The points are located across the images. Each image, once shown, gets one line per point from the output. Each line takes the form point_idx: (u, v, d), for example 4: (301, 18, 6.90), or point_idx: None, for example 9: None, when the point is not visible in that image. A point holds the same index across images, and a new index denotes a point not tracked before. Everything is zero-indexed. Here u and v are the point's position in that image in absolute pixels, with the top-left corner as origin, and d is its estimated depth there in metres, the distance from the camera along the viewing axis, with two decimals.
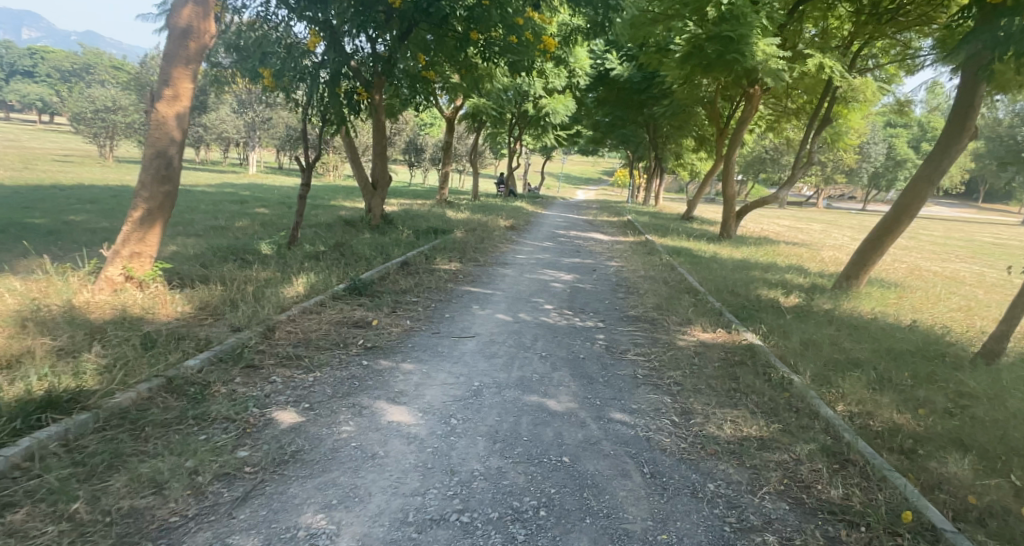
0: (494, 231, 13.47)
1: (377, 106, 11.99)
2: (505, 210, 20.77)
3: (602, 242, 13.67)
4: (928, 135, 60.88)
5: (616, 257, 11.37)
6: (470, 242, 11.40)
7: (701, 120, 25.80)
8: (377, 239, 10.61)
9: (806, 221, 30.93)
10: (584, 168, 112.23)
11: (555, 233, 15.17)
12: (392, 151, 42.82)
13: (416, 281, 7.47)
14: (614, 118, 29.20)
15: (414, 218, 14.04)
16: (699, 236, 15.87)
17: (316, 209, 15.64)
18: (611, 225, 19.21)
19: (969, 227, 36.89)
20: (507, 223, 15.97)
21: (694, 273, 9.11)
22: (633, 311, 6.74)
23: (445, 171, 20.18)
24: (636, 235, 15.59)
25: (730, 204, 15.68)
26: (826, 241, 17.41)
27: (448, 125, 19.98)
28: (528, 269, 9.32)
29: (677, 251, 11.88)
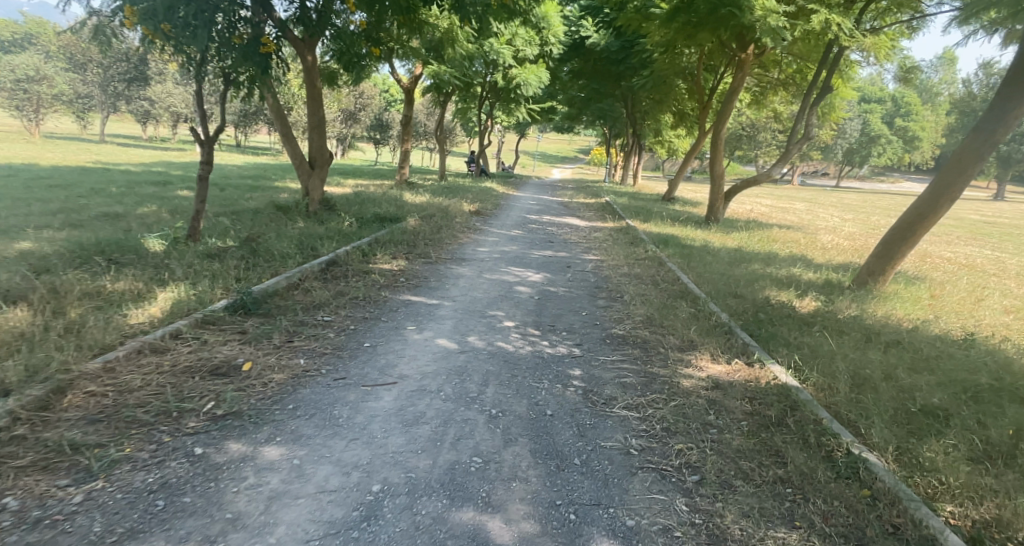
0: (455, 218, 11.81)
1: (311, 69, 10.44)
2: (473, 191, 19.07)
3: (577, 230, 12.12)
4: (903, 111, 60.52)
5: (592, 247, 9.84)
6: (423, 231, 9.73)
7: (681, 94, 24.37)
8: (308, 229, 8.88)
9: (788, 201, 29.78)
10: (561, 146, 110.31)
11: (524, 218, 13.59)
12: (356, 128, 40.53)
13: (339, 289, 5.81)
14: (589, 91, 27.60)
15: (364, 203, 12.32)
16: (683, 219, 14.42)
17: (253, 192, 13.77)
18: (587, 207, 17.69)
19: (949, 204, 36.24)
20: (471, 206, 14.35)
21: (686, 270, 7.63)
22: (618, 330, 5.21)
23: (405, 148, 18.34)
24: (614, 219, 14.11)
25: (717, 183, 14.23)
26: (818, 223, 16.12)
27: (406, 97, 18.08)
28: (488, 267, 7.73)
29: (662, 240, 10.39)
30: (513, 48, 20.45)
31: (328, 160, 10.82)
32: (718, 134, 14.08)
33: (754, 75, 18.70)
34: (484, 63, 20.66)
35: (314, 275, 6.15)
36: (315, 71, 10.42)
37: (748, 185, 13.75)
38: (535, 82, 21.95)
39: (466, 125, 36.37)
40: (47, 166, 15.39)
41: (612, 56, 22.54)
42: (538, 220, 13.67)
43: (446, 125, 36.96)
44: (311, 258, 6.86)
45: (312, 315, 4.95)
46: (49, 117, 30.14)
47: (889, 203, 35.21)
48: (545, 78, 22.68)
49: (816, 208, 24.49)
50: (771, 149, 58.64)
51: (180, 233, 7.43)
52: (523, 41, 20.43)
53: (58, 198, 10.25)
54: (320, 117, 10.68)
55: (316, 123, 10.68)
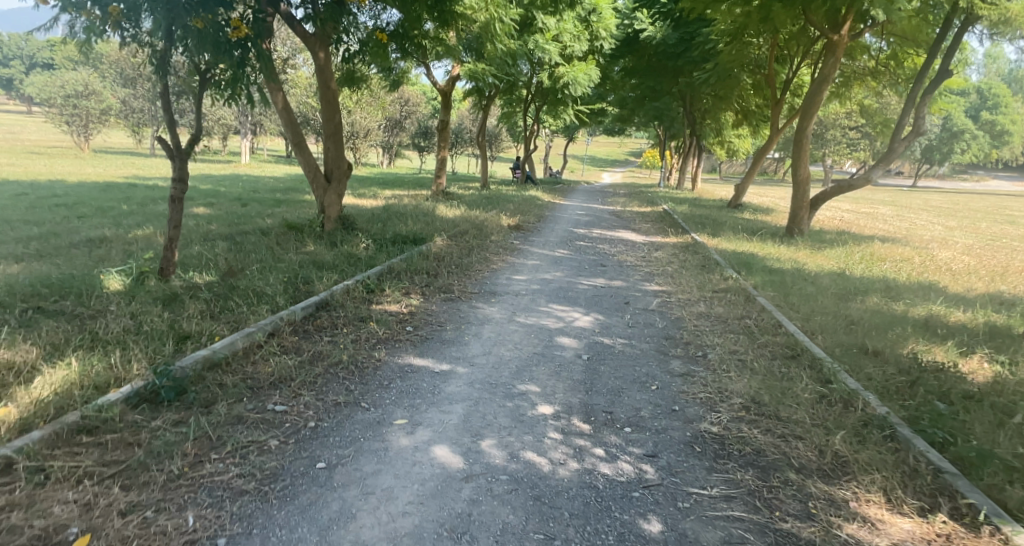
0: (491, 237, 10.27)
1: (325, 68, 9.09)
2: (516, 201, 17.53)
3: (633, 247, 10.35)
4: (988, 102, 55.62)
5: (653, 273, 8.06)
6: (451, 255, 8.23)
7: (747, 89, 22.22)
8: (314, 256, 7.53)
9: (868, 205, 26.88)
10: (612, 149, 108.04)
11: (572, 234, 11.92)
12: (402, 136, 39.91)
13: (317, 349, 4.28)
14: (644, 90, 25.74)
15: (389, 220, 10.96)
16: (759, 232, 12.48)
17: (275, 207, 12.71)
18: (643, 217, 15.86)
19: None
20: (512, 220, 12.82)
21: (784, 310, 5.78)
22: (708, 424, 3.45)
23: (442, 155, 16.98)
24: (676, 233, 12.28)
25: (799, 188, 12.19)
26: (920, 234, 13.78)
27: (443, 100, 16.72)
28: (524, 306, 6.09)
29: (739, 261, 8.51)
30: (562, 45, 18.94)
31: (347, 174, 9.60)
32: (802, 132, 11.98)
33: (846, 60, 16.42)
34: (529, 61, 19.12)
35: (290, 328, 4.66)
36: (328, 71, 9.05)
37: (839, 191, 11.66)
38: (586, 80, 20.20)
39: (513, 130, 35.02)
40: (72, 182, 14.84)
41: (670, 50, 20.74)
42: (589, 235, 11.96)
43: (492, 131, 35.76)
44: (296, 299, 5.41)
45: (259, 402, 3.42)
46: (105, 133, 30.77)
47: (983, 205, 31.60)
48: (597, 75, 20.93)
49: (905, 214, 21.74)
50: (840, 148, 54.89)
51: (151, 265, 6.18)
52: (571, 36, 18.74)
53: (54, 218, 9.34)
54: (336, 124, 9.34)
55: (331, 131, 9.33)
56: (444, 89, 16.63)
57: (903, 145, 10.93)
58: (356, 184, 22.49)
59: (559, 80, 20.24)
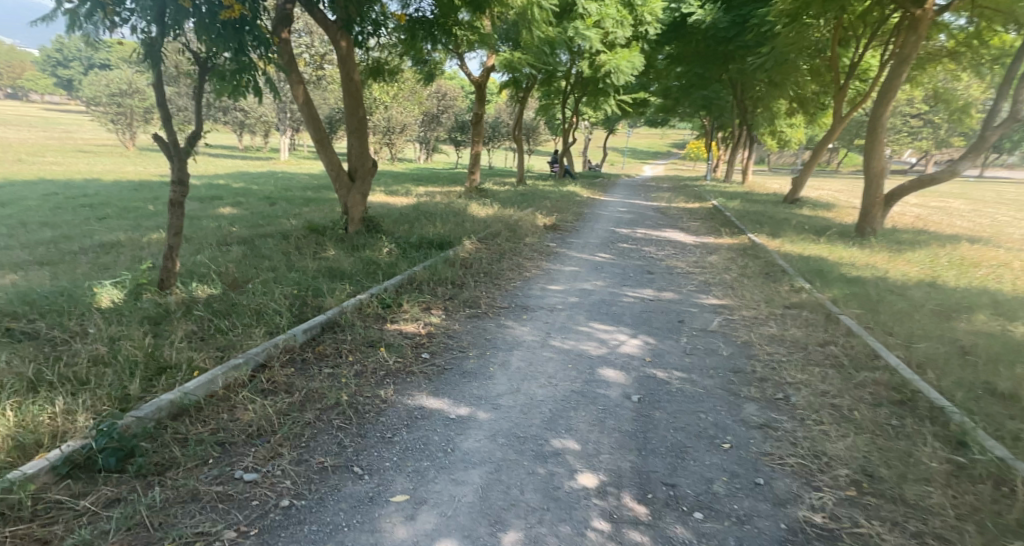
0: (525, 240, 9.49)
1: (348, 58, 8.38)
2: (553, 198, 16.69)
3: (683, 249, 9.39)
4: None
5: (708, 281, 7.13)
6: (481, 262, 7.49)
7: (803, 74, 20.81)
8: (332, 263, 6.90)
9: (934, 199, 25.05)
10: (653, 141, 105.91)
11: (614, 234, 11.01)
12: (439, 131, 39.51)
13: (311, 386, 3.56)
14: (692, 78, 24.51)
15: (416, 222, 10.32)
16: (824, 232, 11.35)
17: (302, 206, 12.23)
18: (691, 215, 14.80)
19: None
20: (549, 219, 12.03)
21: (875, 334, 4.81)
22: (809, 511, 2.57)
23: (476, 150, 16.26)
24: (729, 232, 11.25)
25: (870, 183, 10.99)
26: (1005, 233, 12.37)
27: (477, 92, 15.98)
28: (559, 326, 5.28)
29: (806, 268, 7.50)
30: (605, 31, 18.02)
31: (374, 171, 9.03)
32: (876, 120, 10.75)
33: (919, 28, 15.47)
34: (569, 49, 18.19)
35: (284, 358, 3.95)
36: (351, 62, 8.34)
37: (917, 186, 10.44)
38: (630, 68, 19.13)
39: (552, 122, 34.11)
40: (104, 180, 14.68)
41: (721, 34, 19.62)
42: (633, 235, 11.04)
43: (529, 124, 34.95)
44: (300, 317, 4.73)
45: (227, 467, 2.71)
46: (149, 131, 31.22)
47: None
48: (642, 62, 19.85)
49: (978, 209, 20.03)
50: (898, 137, 52.02)
51: (151, 275, 5.62)
52: (614, 22, 17.71)
53: (72, 219, 8.99)
54: (361, 119, 8.68)
55: (356, 127, 8.67)
56: (479, 81, 15.88)
57: (996, 133, 9.68)
58: (390, 180, 22.03)
59: (601, 69, 19.25)
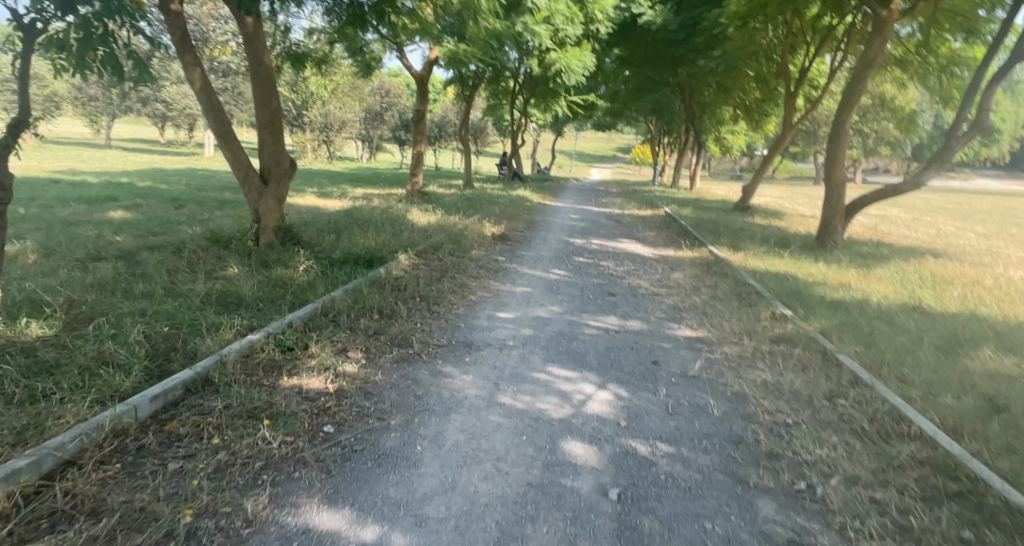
0: (469, 254, 8.40)
1: (255, 38, 7.08)
2: (501, 203, 15.68)
3: (643, 265, 8.54)
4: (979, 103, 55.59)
5: (677, 306, 6.25)
6: (417, 283, 6.39)
7: (751, 81, 20.72)
8: (230, 286, 5.63)
9: (874, 207, 25.57)
10: (601, 145, 106.85)
11: (568, 246, 10.08)
12: (383, 129, 37.85)
13: (133, 503, 2.37)
14: (642, 81, 24.13)
15: (345, 232, 9.04)
16: (784, 244, 10.83)
17: (216, 210, 10.73)
18: (645, 222, 14.14)
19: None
20: (497, 228, 11.04)
21: (887, 381, 4.00)
22: None
23: (418, 150, 15.05)
24: (688, 243, 10.56)
25: (832, 193, 10.52)
26: (956, 245, 12.27)
27: (418, 88, 14.75)
28: (509, 374, 4.21)
29: (782, 290, 6.75)
30: (555, 28, 17.22)
31: (291, 173, 7.77)
32: (838, 128, 10.28)
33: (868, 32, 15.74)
34: (518, 45, 17.30)
35: (108, 448, 2.71)
36: (259, 42, 7.06)
37: (880, 197, 10.02)
38: (580, 67, 18.36)
39: (500, 123, 33.19)
40: None
41: (671, 37, 19.24)
42: (588, 247, 10.14)
43: (476, 124, 33.94)
44: (155, 373, 3.48)
45: None
46: (57, 122, 28.33)
47: (985, 207, 30.69)
48: (593, 62, 19.13)
49: (918, 218, 20.39)
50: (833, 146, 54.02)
51: None
52: (564, 18, 16.85)
53: None
54: (273, 111, 7.39)
55: (267, 120, 7.37)
56: (420, 75, 14.66)
57: (960, 143, 9.37)
58: (327, 181, 20.46)
59: (551, 68, 18.40)
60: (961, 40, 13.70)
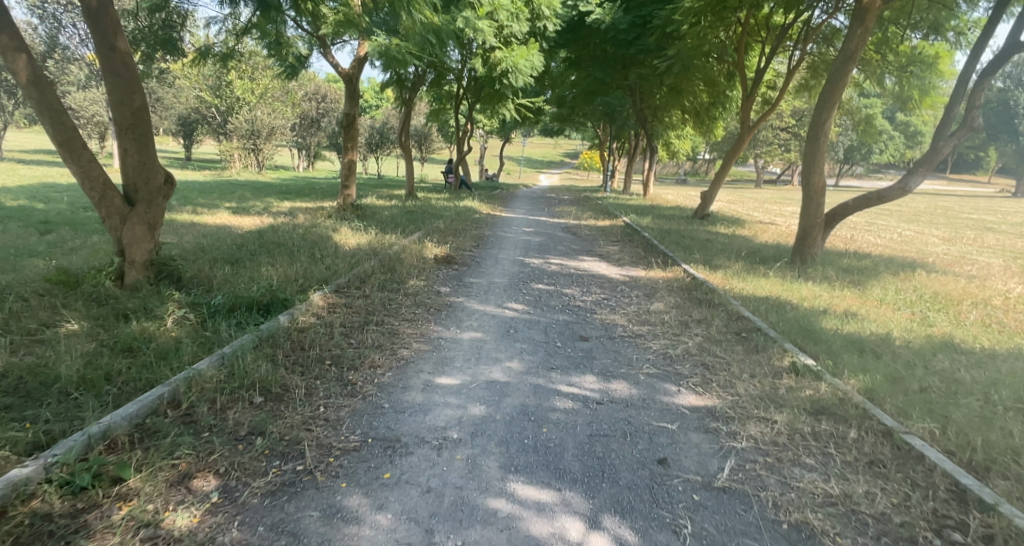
0: (403, 287, 6.83)
1: (102, 13, 5.36)
2: (446, 216, 14.17)
3: (613, 292, 7.21)
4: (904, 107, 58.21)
5: (669, 353, 4.91)
6: (326, 337, 4.80)
7: (703, 82, 19.97)
8: (43, 361, 3.89)
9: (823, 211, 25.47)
10: (547, 150, 106.64)
11: (523, 268, 8.65)
12: (320, 136, 35.61)
13: None
14: (590, 84, 23.12)
15: (249, 264, 7.31)
16: (761, 260, 9.77)
17: (92, 236, 8.74)
18: (604, 235, 12.94)
19: (978, 207, 32.89)
20: (440, 249, 9.54)
21: (1003, 488, 2.76)
22: None
23: (349, 159, 13.31)
24: (657, 263, 9.35)
25: (810, 201, 9.52)
26: (929, 253, 11.63)
27: (348, 87, 13.04)
28: (450, 505, 2.73)
29: (790, 326, 5.51)
30: (498, 24, 15.84)
31: (167, 193, 6.12)
32: (817, 129, 9.27)
33: (824, 30, 15.12)
34: (459, 43, 15.83)
35: None
36: (108, 20, 5.36)
37: (865, 205, 9.07)
38: (529, 68, 16.96)
39: (445, 129, 31.67)
40: None
41: (622, 36, 18.21)
42: (546, 269, 8.75)
43: (419, 130, 32.31)
44: None
45: None
46: None
47: (922, 207, 31.38)
48: (542, 62, 17.80)
49: (871, 222, 20.14)
50: (772, 149, 55.03)
51: None
52: (508, 14, 15.44)
53: None
54: (136, 111, 5.69)
55: (126, 124, 5.66)
56: (349, 74, 12.93)
57: (950, 143, 8.48)
58: (250, 194, 18.34)
59: (496, 68, 16.96)
60: (919, 37, 13.21)
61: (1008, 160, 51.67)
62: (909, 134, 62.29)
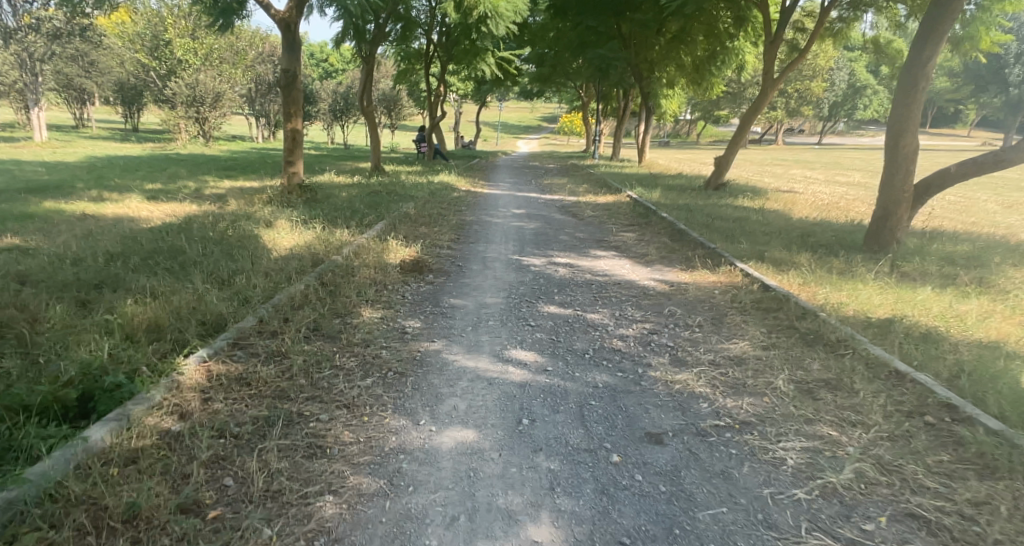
0: (349, 329, 4.46)
1: None
2: (418, 197, 11.75)
3: (662, 320, 4.94)
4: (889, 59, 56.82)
5: (826, 476, 2.65)
6: (164, 492, 2.42)
7: (710, 28, 17.47)
8: None
9: (830, 174, 23.53)
10: (525, 114, 103.38)
11: (523, 282, 6.34)
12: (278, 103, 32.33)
13: None
14: (580, 32, 20.45)
15: (118, 290, 4.86)
16: (826, 250, 7.57)
17: None
18: (612, 218, 10.67)
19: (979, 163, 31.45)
20: (409, 251, 7.19)
21: None
22: None
23: (292, 128, 10.70)
24: (697, 260, 7.12)
25: (895, 170, 7.24)
26: (1006, 226, 9.60)
27: (285, 36, 10.29)
28: None
29: (996, 393, 3.28)
30: None
31: None
32: (909, 75, 6.96)
33: None
34: None
35: None
36: None
37: (974, 172, 6.84)
38: (512, 12, 14.52)
39: (416, 91, 28.78)
40: None
41: None
42: (555, 281, 6.44)
43: (388, 94, 29.37)
44: None
45: None
46: None
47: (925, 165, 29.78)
48: (526, 4, 15.39)
49: None
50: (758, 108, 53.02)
51: None
52: None
53: None
54: None
55: None
56: (284, 17, 10.11)
57: None
58: (186, 171, 15.68)
59: (470, 15, 14.16)
60: None
61: (994, 112, 50.47)
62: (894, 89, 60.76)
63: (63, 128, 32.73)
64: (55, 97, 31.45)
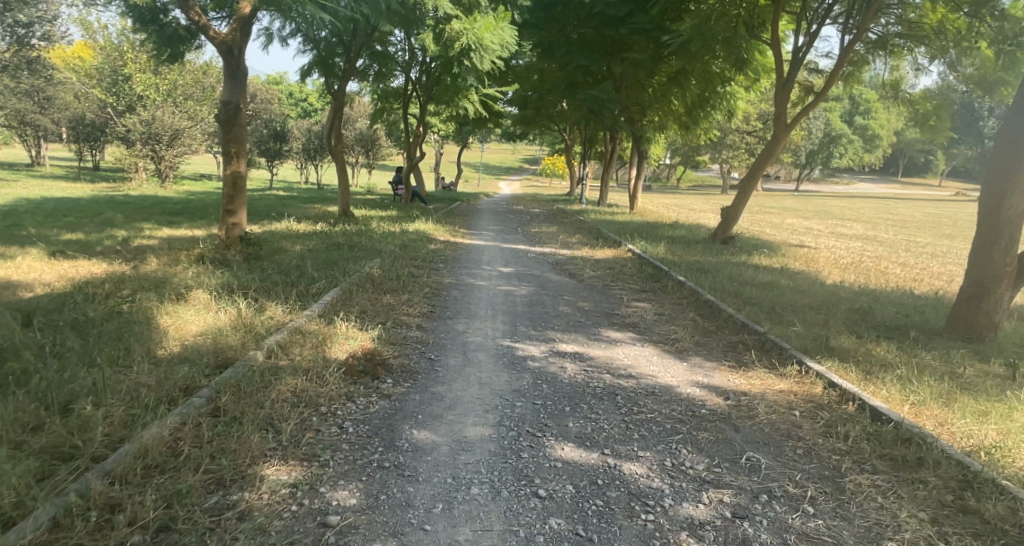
0: (228, 535, 2.56)
1: None
2: (387, 251, 9.99)
3: (747, 485, 3.13)
4: (865, 109, 57.69)
5: None
6: None
7: (710, 69, 16.31)
8: None
9: (827, 224, 22.48)
10: (504, 156, 103.41)
11: (517, 394, 4.47)
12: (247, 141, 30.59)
13: None
14: (570, 72, 19.22)
15: None
16: (904, 337, 5.90)
17: None
18: (617, 282, 8.99)
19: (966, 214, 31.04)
20: (363, 339, 5.34)
21: None
22: None
23: (234, 171, 8.88)
24: (747, 355, 5.40)
25: (995, 238, 5.62)
26: None
27: (226, 63, 8.63)
28: None
29: None
30: None
31: None
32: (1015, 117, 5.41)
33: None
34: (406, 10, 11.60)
35: None
36: None
37: None
38: (498, 45, 13.11)
39: (394, 131, 27.42)
40: None
41: None
42: (563, 390, 4.60)
43: (365, 134, 27.94)
44: None
45: None
46: None
47: (916, 216, 29.12)
48: (513, 38, 14.04)
49: (904, 240, 16.89)
50: (739, 154, 53.05)
51: None
52: None
53: None
54: None
55: None
56: (226, 39, 8.42)
57: None
58: (123, 216, 13.70)
59: (451, 47, 12.68)
60: None
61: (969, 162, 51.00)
62: (868, 137, 61.72)
63: (14, 166, 30.54)
64: (4, 132, 29.32)
